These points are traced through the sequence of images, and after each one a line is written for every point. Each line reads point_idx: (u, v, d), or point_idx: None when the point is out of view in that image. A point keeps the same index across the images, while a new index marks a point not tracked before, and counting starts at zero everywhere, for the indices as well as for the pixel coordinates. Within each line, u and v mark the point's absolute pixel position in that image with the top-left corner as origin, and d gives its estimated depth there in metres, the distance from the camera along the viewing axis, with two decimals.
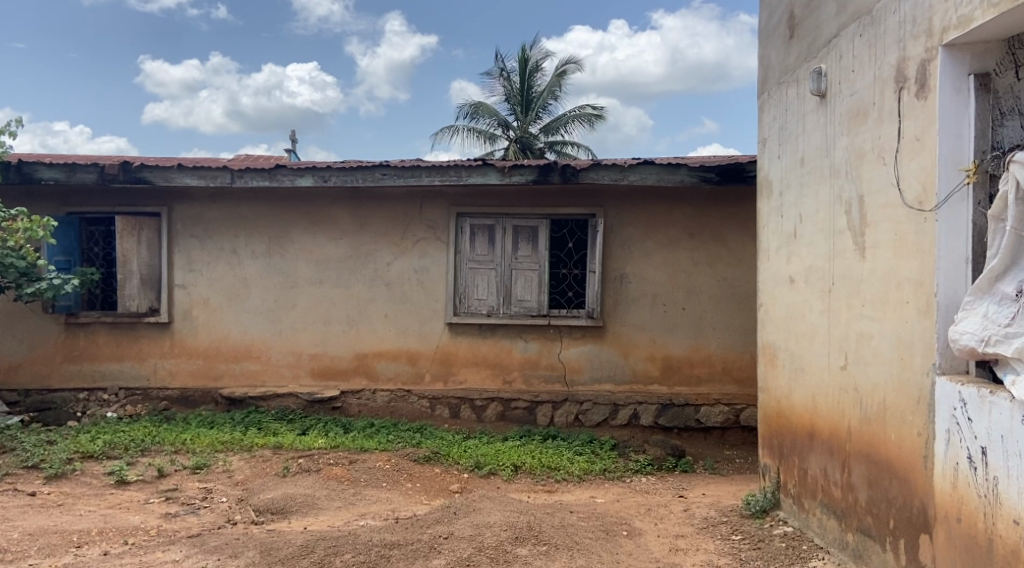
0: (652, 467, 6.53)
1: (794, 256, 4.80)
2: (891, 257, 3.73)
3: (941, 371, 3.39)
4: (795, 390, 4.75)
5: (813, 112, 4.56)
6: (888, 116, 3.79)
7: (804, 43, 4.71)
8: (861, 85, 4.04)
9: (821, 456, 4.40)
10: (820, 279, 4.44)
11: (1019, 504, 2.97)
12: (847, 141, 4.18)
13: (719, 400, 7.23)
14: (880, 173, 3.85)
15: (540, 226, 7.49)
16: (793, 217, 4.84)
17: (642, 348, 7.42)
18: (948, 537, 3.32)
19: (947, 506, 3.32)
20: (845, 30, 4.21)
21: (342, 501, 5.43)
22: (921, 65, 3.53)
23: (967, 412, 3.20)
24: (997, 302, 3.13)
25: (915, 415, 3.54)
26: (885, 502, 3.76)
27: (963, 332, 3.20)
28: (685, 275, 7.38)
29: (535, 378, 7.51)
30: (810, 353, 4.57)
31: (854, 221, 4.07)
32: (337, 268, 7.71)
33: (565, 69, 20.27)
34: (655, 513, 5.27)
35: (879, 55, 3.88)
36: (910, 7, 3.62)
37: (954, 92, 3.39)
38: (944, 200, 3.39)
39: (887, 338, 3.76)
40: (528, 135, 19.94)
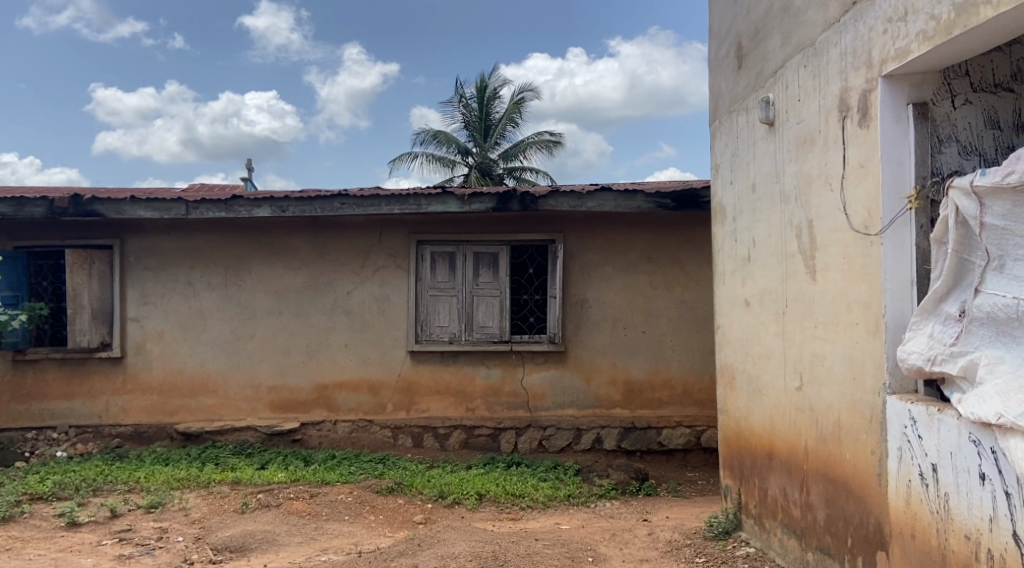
0: (616, 491, 6.55)
1: (749, 279, 4.90)
2: (841, 280, 3.84)
3: (891, 391, 3.48)
4: (753, 411, 4.82)
5: (762, 140, 4.69)
6: (834, 144, 3.91)
7: (752, 73, 4.86)
8: (806, 113, 4.17)
9: (780, 476, 4.47)
10: (774, 301, 4.54)
11: (969, 519, 3.04)
12: (795, 167, 4.30)
13: (680, 423, 7.30)
14: (828, 198, 3.96)
15: (500, 252, 7.53)
16: (746, 242, 4.95)
17: (604, 372, 7.47)
18: (904, 554, 3.39)
19: (902, 524, 3.39)
20: (790, 61, 4.36)
21: (303, 537, 5.35)
22: (863, 95, 3.67)
23: (917, 431, 3.27)
24: (942, 322, 3.21)
25: (868, 433, 3.62)
26: (843, 520, 3.83)
27: (910, 352, 3.28)
28: (644, 299, 7.47)
29: (498, 405, 7.51)
30: (766, 375, 4.65)
31: (805, 245, 4.18)
32: (295, 298, 7.64)
33: (522, 96, 20.49)
34: (620, 538, 5.29)
35: (822, 85, 4.01)
36: (851, 39, 3.76)
37: (894, 121, 3.51)
38: (888, 224, 3.50)
39: (839, 359, 3.85)
40: (487, 161, 20.05)
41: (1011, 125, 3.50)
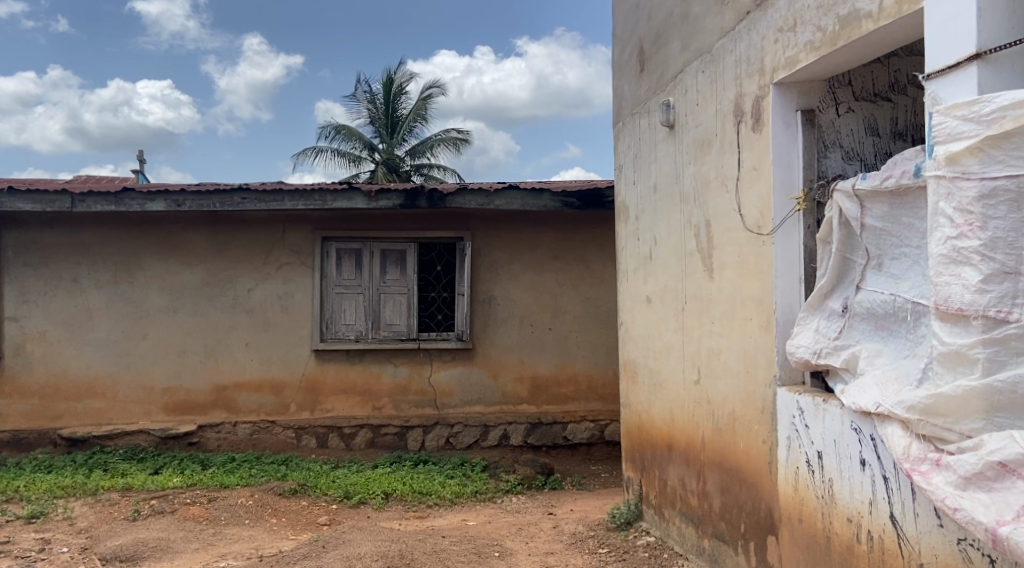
0: (522, 486, 6.63)
1: (650, 276, 5.05)
2: (736, 278, 4.01)
3: (781, 383, 3.66)
4: (654, 404, 4.98)
5: (663, 142, 4.85)
6: (730, 147, 4.08)
7: (653, 77, 5.01)
8: (704, 117, 4.34)
9: (678, 467, 4.63)
10: (674, 298, 4.70)
11: (851, 503, 3.15)
12: (694, 169, 4.47)
13: (585, 417, 7.46)
14: (724, 200, 4.13)
15: (408, 250, 7.48)
16: (648, 241, 5.10)
17: (511, 369, 7.54)
18: (792, 538, 3.56)
19: (790, 509, 3.56)
20: (689, 66, 4.52)
21: (199, 543, 5.18)
22: (756, 101, 3.84)
23: (804, 420, 3.44)
24: (827, 318, 3.41)
25: (759, 423, 3.80)
26: (736, 507, 4.00)
27: (798, 346, 3.47)
28: (550, 297, 7.58)
29: (405, 403, 7.48)
30: (666, 369, 4.81)
31: (702, 244, 4.35)
32: (192, 295, 7.38)
33: (429, 93, 20.41)
34: (526, 532, 5.36)
35: (719, 91, 4.18)
36: (745, 48, 3.93)
37: (784, 126, 3.70)
38: (779, 225, 3.69)
39: (734, 353, 4.02)
40: (394, 157, 19.86)
41: (889, 132, 3.70)
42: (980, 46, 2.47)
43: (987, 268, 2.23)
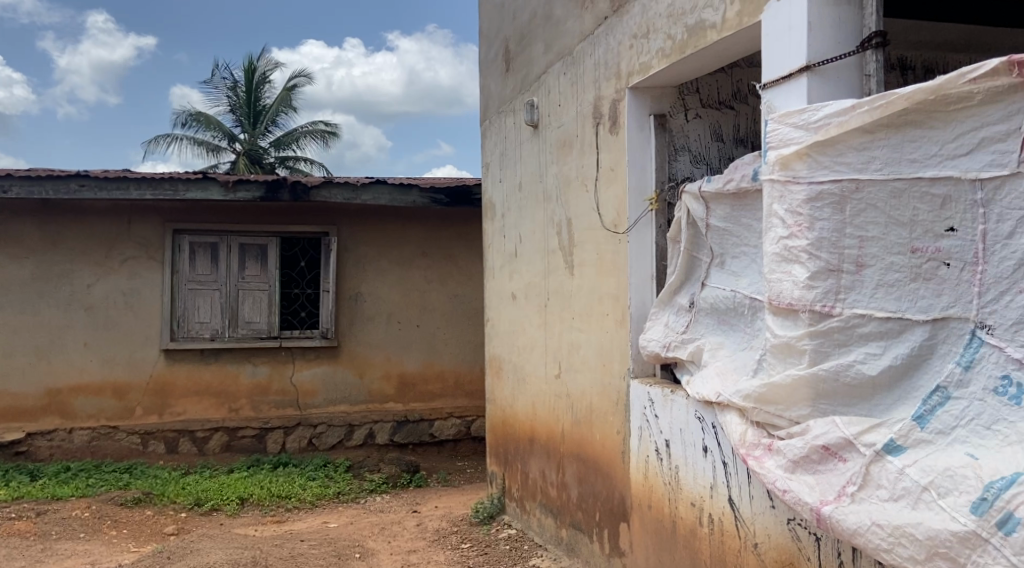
0: (386, 485, 6.58)
1: (515, 273, 5.12)
2: (595, 275, 4.13)
3: (634, 375, 3.80)
4: (517, 399, 5.05)
5: (528, 141, 4.92)
6: (589, 148, 4.20)
7: (518, 77, 5.08)
8: (566, 118, 4.44)
9: (539, 459, 4.72)
10: (537, 294, 4.79)
11: (694, 488, 3.31)
12: (556, 168, 4.56)
13: (452, 414, 7.46)
14: (584, 198, 4.25)
15: (269, 244, 7.23)
16: (513, 238, 5.16)
17: (376, 366, 7.45)
18: (642, 524, 3.70)
19: (641, 497, 3.71)
20: (551, 68, 4.61)
21: (27, 561, 4.81)
22: (613, 104, 3.98)
23: (654, 411, 3.59)
24: (675, 313, 3.58)
25: (615, 415, 3.93)
26: (592, 497, 4.12)
27: (650, 339, 3.63)
28: (417, 293, 7.54)
29: (264, 404, 7.24)
30: (529, 364, 4.89)
31: (564, 241, 4.45)
32: (21, 291, 6.84)
33: (295, 83, 19.83)
34: (388, 532, 5.31)
35: (579, 92, 4.29)
36: (603, 52, 4.05)
37: (638, 129, 3.84)
38: (634, 223, 3.83)
39: (592, 347, 4.14)
40: (256, 148, 19.17)
41: (732, 139, 3.88)
42: (809, 59, 2.63)
43: (813, 266, 2.35)
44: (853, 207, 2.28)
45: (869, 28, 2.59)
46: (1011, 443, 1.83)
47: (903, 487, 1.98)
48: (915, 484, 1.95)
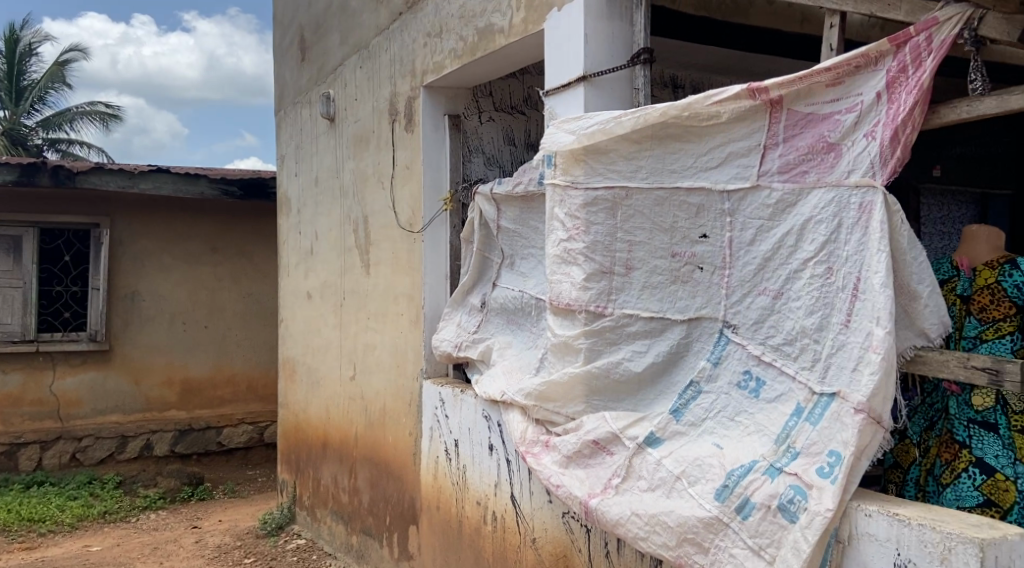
0: (163, 501, 6.18)
1: (310, 272, 4.95)
2: (391, 274, 4.07)
3: (427, 376, 3.79)
4: (311, 403, 4.89)
5: (324, 135, 4.77)
6: (385, 145, 4.13)
7: (313, 67, 4.91)
8: (362, 113, 4.34)
9: (331, 466, 4.61)
10: (333, 294, 4.65)
11: (480, 487, 3.34)
12: (353, 164, 4.45)
13: (242, 420, 7.10)
14: (380, 196, 4.17)
15: (26, 235, 6.49)
16: (309, 235, 4.98)
17: (156, 372, 6.93)
18: (430, 526, 3.70)
19: (430, 498, 3.70)
20: (348, 60, 4.49)
21: None
22: (408, 101, 3.94)
23: (444, 411, 3.59)
24: (467, 313, 3.62)
25: (407, 416, 3.90)
26: (383, 501, 4.08)
27: (442, 339, 3.62)
28: (206, 292, 7.10)
29: (15, 416, 6.50)
30: (323, 367, 4.75)
31: (360, 240, 4.35)
32: None
33: (68, 58, 18.04)
34: (162, 552, 4.94)
35: (375, 87, 4.22)
36: (399, 47, 4.00)
37: (434, 128, 3.83)
38: (429, 223, 3.81)
39: (386, 348, 4.08)
40: (19, 128, 17.23)
41: (523, 144, 3.97)
42: (586, 69, 2.75)
43: (589, 267, 2.49)
44: (624, 213, 2.44)
45: (638, 44, 2.74)
46: (749, 433, 2.02)
47: (660, 477, 2.11)
48: (670, 473, 2.09)
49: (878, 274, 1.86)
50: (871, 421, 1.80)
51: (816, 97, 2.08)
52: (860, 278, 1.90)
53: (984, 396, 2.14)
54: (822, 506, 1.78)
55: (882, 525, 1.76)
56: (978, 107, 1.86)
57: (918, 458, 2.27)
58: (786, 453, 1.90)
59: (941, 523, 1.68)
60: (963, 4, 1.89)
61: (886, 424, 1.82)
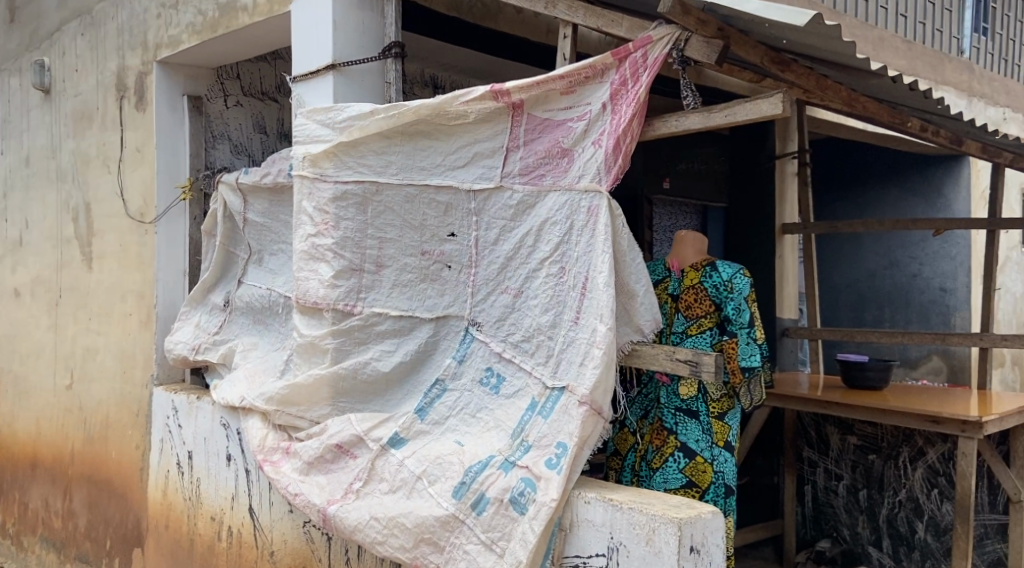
0: None
1: (18, 267, 4.37)
2: (118, 269, 3.72)
3: (158, 382, 3.50)
4: (18, 416, 4.36)
5: (36, 109, 4.25)
6: (111, 125, 3.77)
7: (22, 32, 4.38)
8: (84, 87, 3.94)
9: (41, 488, 4.14)
10: (46, 291, 4.15)
11: (215, 501, 3.13)
12: (72, 144, 4.00)
13: None
14: (105, 181, 3.79)
15: None
16: (16, 222, 4.40)
17: None
18: (157, 545, 3.45)
19: (158, 516, 3.43)
20: (66, 27, 4.07)
21: None
22: (138, 77, 3.63)
23: (178, 420, 3.33)
24: (208, 312, 3.38)
25: (134, 428, 3.61)
26: (104, 523, 3.75)
27: (177, 342, 3.34)
28: None
29: None
30: (32, 376, 4.23)
31: (81, 230, 3.92)
32: None
33: None
34: None
35: (99, 59, 3.86)
36: (127, 17, 3.71)
37: (170, 109, 3.56)
38: (163, 213, 3.54)
39: (110, 353, 3.74)
40: None
41: (275, 133, 3.81)
42: (335, 58, 2.68)
43: (338, 265, 2.44)
44: (373, 209, 2.43)
45: (389, 36, 2.68)
46: (488, 428, 2.19)
47: (400, 478, 2.21)
48: (411, 473, 2.19)
49: (602, 274, 2.09)
50: (592, 412, 2.03)
51: (551, 104, 2.26)
52: (587, 277, 2.12)
53: (688, 387, 2.87)
54: (547, 497, 1.99)
55: (599, 511, 2.10)
56: (683, 121, 2.32)
57: (631, 446, 2.98)
58: (519, 447, 2.10)
59: (647, 506, 2.03)
60: (672, 26, 2.14)
61: (605, 414, 2.06)
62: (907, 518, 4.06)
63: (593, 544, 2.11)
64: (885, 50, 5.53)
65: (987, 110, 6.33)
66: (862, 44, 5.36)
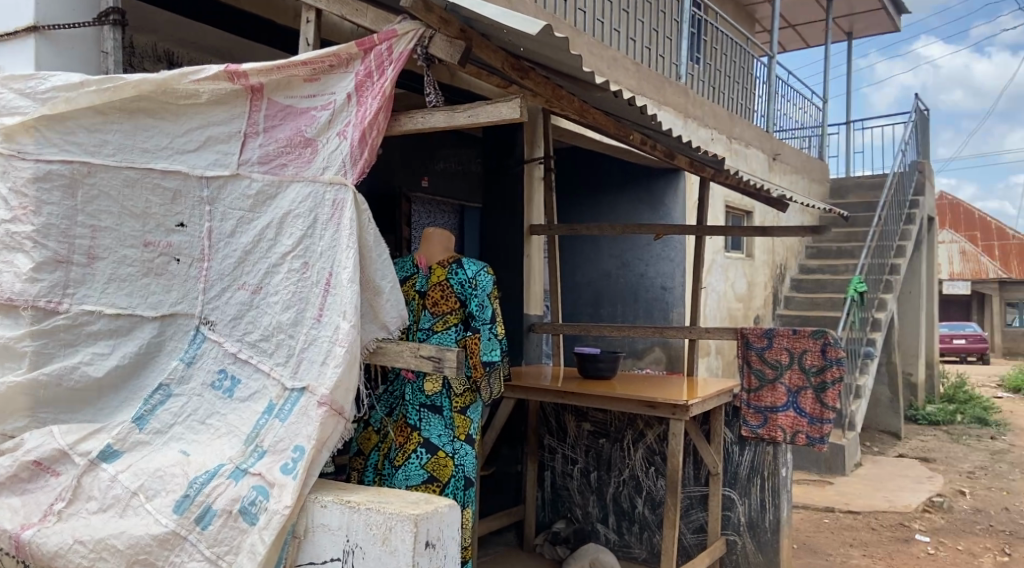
0: None
1: None
2: None
3: None
4: None
5: None
6: None
7: None
8: None
9: None
10: None
11: None
12: None
13: None
14: None
15: None
16: None
17: None
18: None
19: None
20: None
21: None
22: None
23: None
24: None
25: None
26: None
27: None
28: None
29: None
30: None
31: None
32: None
33: None
34: None
35: None
36: None
37: None
38: None
39: None
40: None
41: None
42: (37, 19, 2.64)
43: (39, 256, 2.28)
44: (85, 194, 2.34)
45: (105, 2, 2.67)
46: (218, 436, 2.21)
47: (112, 495, 2.13)
48: (125, 490, 2.13)
49: (346, 271, 2.24)
50: (332, 412, 2.15)
51: (294, 90, 2.41)
52: (331, 274, 2.25)
53: (433, 383, 2.95)
54: (280, 504, 2.06)
55: (336, 514, 2.28)
56: (428, 119, 2.70)
57: (373, 446, 3.01)
58: (253, 453, 2.15)
59: (383, 506, 2.25)
60: (417, 22, 2.38)
61: (345, 414, 2.19)
62: (629, 494, 4.44)
63: (328, 549, 2.29)
64: (616, 70, 5.96)
65: (699, 131, 7.05)
66: (595, 64, 5.73)
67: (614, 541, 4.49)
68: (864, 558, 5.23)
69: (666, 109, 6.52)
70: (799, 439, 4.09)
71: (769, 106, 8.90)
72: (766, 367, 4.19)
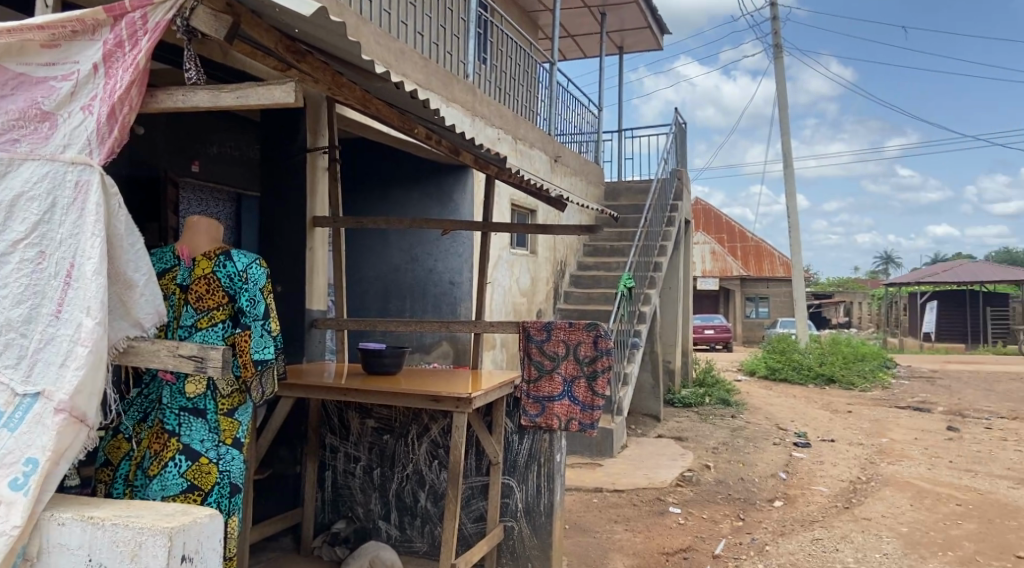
0: None
1: None
2: None
3: None
4: None
5: None
6: None
7: None
8: None
9: None
10: None
11: None
12: None
13: None
14: None
15: None
16: None
17: None
18: None
19: None
20: None
21: None
22: None
23: None
24: None
25: None
26: None
27: None
28: None
29: None
30: None
31: None
32: None
33: None
34: None
35: None
36: None
37: None
38: None
39: None
40: None
41: None
42: None
43: None
44: None
45: None
46: None
47: None
48: None
49: (89, 262, 2.20)
50: (72, 420, 2.13)
51: (29, 56, 2.34)
52: (72, 265, 2.20)
53: (195, 385, 2.76)
54: (9, 523, 2.04)
55: (76, 532, 2.09)
56: (191, 97, 2.58)
57: (126, 455, 2.80)
58: None
59: (132, 520, 2.06)
60: None
61: (87, 422, 2.17)
62: (412, 489, 4.41)
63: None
64: (403, 62, 5.89)
65: (485, 130, 7.17)
66: (382, 55, 5.64)
67: (395, 537, 4.44)
68: (626, 533, 5.60)
69: (453, 106, 6.56)
70: (573, 426, 4.25)
71: (550, 110, 9.26)
72: (544, 359, 4.28)
